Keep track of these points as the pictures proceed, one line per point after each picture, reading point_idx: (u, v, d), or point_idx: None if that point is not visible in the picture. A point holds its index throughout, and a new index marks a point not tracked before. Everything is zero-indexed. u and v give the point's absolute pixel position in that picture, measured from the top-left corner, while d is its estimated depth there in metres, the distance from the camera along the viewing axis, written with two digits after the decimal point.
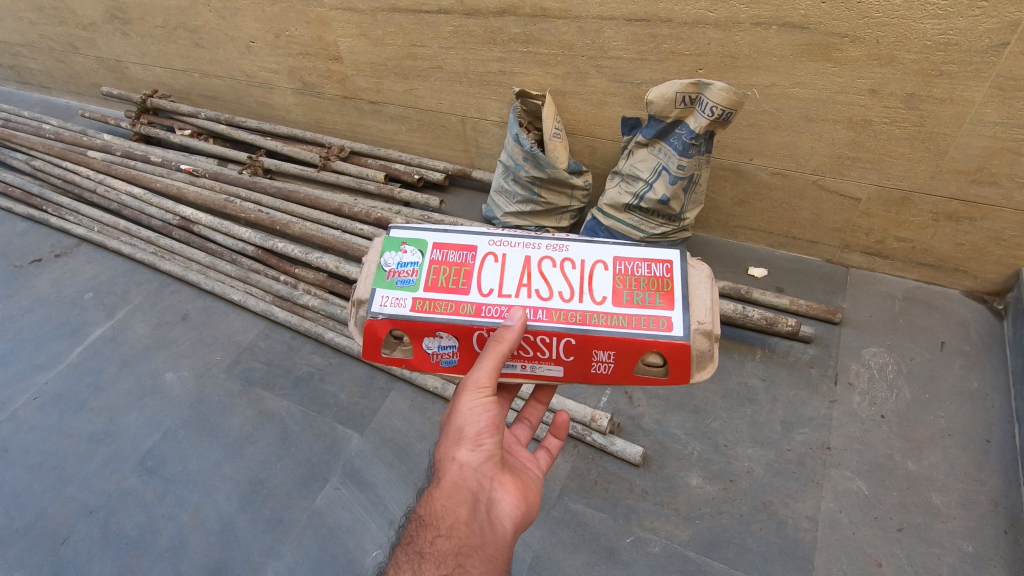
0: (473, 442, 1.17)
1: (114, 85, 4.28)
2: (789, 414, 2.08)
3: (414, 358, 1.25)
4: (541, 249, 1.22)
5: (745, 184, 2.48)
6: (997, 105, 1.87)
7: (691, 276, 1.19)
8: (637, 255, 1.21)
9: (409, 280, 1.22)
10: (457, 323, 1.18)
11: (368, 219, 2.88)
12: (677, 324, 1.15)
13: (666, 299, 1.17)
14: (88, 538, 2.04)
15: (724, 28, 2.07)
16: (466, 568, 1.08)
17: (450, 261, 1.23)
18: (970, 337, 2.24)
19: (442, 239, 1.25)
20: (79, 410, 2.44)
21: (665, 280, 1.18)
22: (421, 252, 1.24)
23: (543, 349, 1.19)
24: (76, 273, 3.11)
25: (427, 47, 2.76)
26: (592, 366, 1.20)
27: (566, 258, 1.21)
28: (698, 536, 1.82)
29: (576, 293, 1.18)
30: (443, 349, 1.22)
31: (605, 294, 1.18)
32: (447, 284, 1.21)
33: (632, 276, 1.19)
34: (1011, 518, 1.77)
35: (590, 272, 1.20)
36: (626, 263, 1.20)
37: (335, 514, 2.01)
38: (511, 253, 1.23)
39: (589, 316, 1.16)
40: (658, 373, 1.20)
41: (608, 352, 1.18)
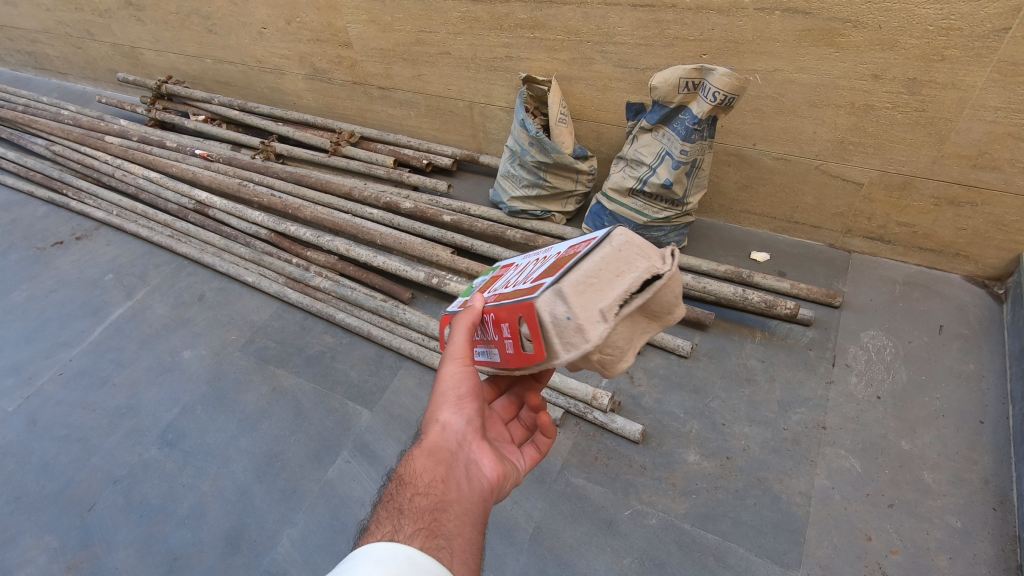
0: (454, 405, 1.23)
1: (129, 71, 4.36)
2: (787, 394, 2.13)
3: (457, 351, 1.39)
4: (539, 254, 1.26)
5: (748, 169, 2.50)
6: (999, 90, 1.88)
7: (608, 251, 1.02)
8: (580, 241, 1.09)
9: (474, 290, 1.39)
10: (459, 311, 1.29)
11: (378, 204, 2.94)
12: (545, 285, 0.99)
13: (555, 268, 1.03)
14: (113, 505, 2.14)
15: (728, 13, 2.09)
16: (443, 522, 1.06)
17: (501, 275, 1.35)
18: (969, 320, 2.27)
19: (509, 262, 1.39)
20: (102, 385, 2.55)
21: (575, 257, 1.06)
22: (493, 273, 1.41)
23: (492, 331, 1.17)
24: (96, 254, 3.21)
25: (435, 33, 2.79)
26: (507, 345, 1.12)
27: (546, 255, 1.20)
28: (694, 510, 1.89)
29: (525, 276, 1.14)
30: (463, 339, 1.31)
31: (535, 274, 1.10)
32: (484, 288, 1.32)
33: (560, 257, 1.08)
34: (1000, 495, 1.82)
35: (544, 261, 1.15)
36: (573, 247, 1.11)
37: (346, 485, 2.10)
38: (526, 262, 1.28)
39: (510, 291, 1.12)
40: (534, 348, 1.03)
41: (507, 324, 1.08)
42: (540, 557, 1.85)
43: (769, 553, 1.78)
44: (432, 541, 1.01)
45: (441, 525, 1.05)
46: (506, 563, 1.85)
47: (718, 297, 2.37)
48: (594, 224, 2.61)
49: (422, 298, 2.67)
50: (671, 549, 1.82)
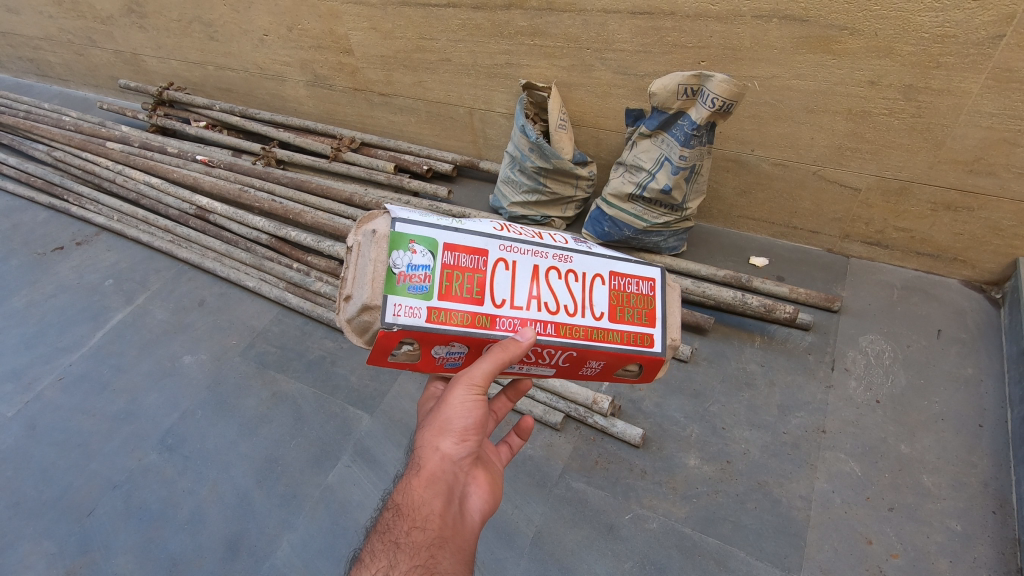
0: (458, 434, 1.16)
1: (131, 78, 4.38)
2: (786, 398, 2.14)
3: (419, 362, 1.20)
4: (549, 259, 1.24)
5: (746, 175, 2.52)
6: (994, 96, 1.90)
7: (669, 297, 1.33)
8: (630, 273, 1.29)
9: (422, 287, 1.13)
10: (471, 334, 1.16)
11: (378, 209, 2.95)
12: (658, 341, 1.29)
13: (649, 316, 1.29)
14: (112, 510, 2.14)
15: (726, 21, 2.11)
16: (439, 559, 1.04)
17: (463, 267, 1.17)
18: (967, 325, 2.28)
19: (455, 241, 1.17)
20: (101, 390, 2.55)
21: (649, 298, 1.30)
22: (432, 254, 1.15)
23: (544, 358, 1.25)
24: (96, 260, 3.22)
25: (436, 40, 2.82)
26: (582, 369, 1.32)
27: (571, 271, 1.25)
28: (695, 514, 1.89)
29: (579, 307, 1.24)
30: (452, 354, 1.20)
31: (603, 310, 1.25)
32: (462, 294, 1.16)
33: (623, 293, 1.28)
34: (1000, 499, 1.83)
35: (590, 285, 1.26)
36: (621, 279, 1.28)
37: (346, 490, 2.10)
38: (521, 262, 1.22)
39: (592, 332, 1.23)
40: (632, 374, 1.36)
41: (603, 362, 1.28)
42: (541, 562, 1.85)
43: (770, 557, 1.78)
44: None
45: (438, 563, 1.04)
46: (506, 567, 1.85)
47: (718, 301, 2.40)
48: (594, 230, 2.59)
49: None
50: (671, 553, 1.82)
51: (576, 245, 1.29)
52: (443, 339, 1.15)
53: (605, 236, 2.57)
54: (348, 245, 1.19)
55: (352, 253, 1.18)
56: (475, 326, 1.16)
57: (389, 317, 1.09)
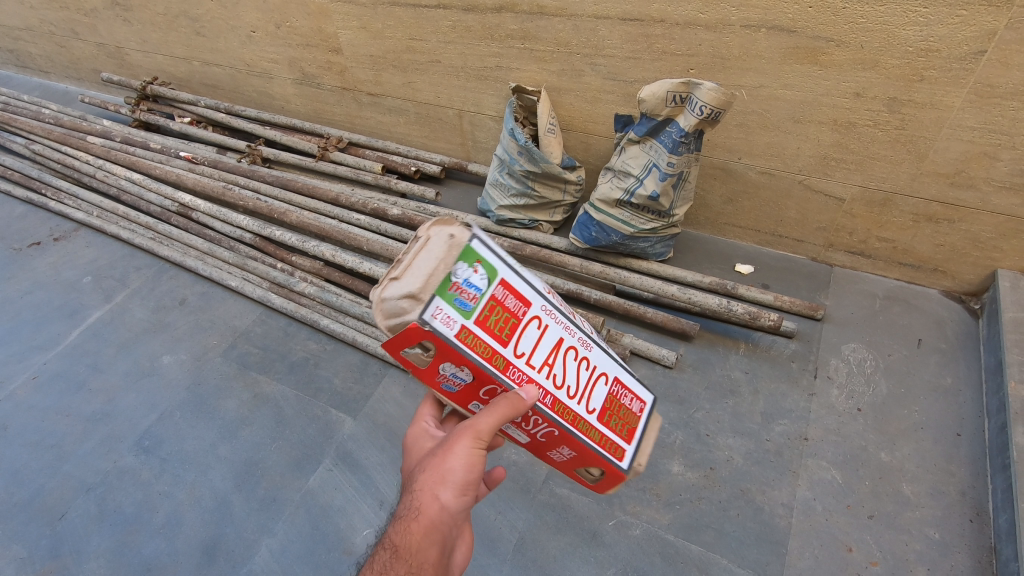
0: (458, 488, 1.07)
1: (114, 72, 4.31)
2: (770, 406, 2.15)
3: (423, 368, 0.93)
4: (574, 338, 1.05)
5: (733, 183, 2.54)
6: (975, 110, 1.93)
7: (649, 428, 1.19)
8: (628, 384, 1.17)
9: (467, 304, 0.86)
10: (484, 371, 0.91)
11: (365, 210, 2.93)
12: (627, 456, 1.11)
13: (631, 432, 1.13)
14: (85, 513, 2.09)
15: (715, 30, 2.12)
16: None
17: (507, 304, 0.91)
18: (946, 334, 2.32)
19: (514, 275, 0.92)
20: (77, 390, 2.49)
21: (633, 416, 1.16)
22: (490, 278, 0.88)
23: (526, 424, 1.02)
24: (74, 256, 3.15)
25: (426, 41, 2.80)
26: (549, 451, 1.11)
27: (590, 359, 1.07)
28: (678, 521, 1.89)
29: (579, 393, 1.04)
30: (456, 377, 0.95)
31: (596, 406, 1.06)
32: (495, 329, 0.91)
33: (618, 399, 1.12)
34: (977, 507, 1.85)
35: (595, 379, 1.08)
36: (620, 388, 1.14)
37: (327, 494, 2.07)
38: (552, 326, 1.00)
39: (579, 420, 1.03)
40: (588, 480, 1.16)
41: (572, 454, 1.08)
42: (523, 569, 1.84)
43: (751, 564, 1.78)
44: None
45: None
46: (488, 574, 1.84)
47: (704, 308, 2.40)
48: (581, 234, 2.59)
49: None
50: (654, 560, 1.82)
51: (599, 336, 1.12)
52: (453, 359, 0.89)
53: (593, 240, 2.56)
54: None
55: None
56: (490, 365, 0.90)
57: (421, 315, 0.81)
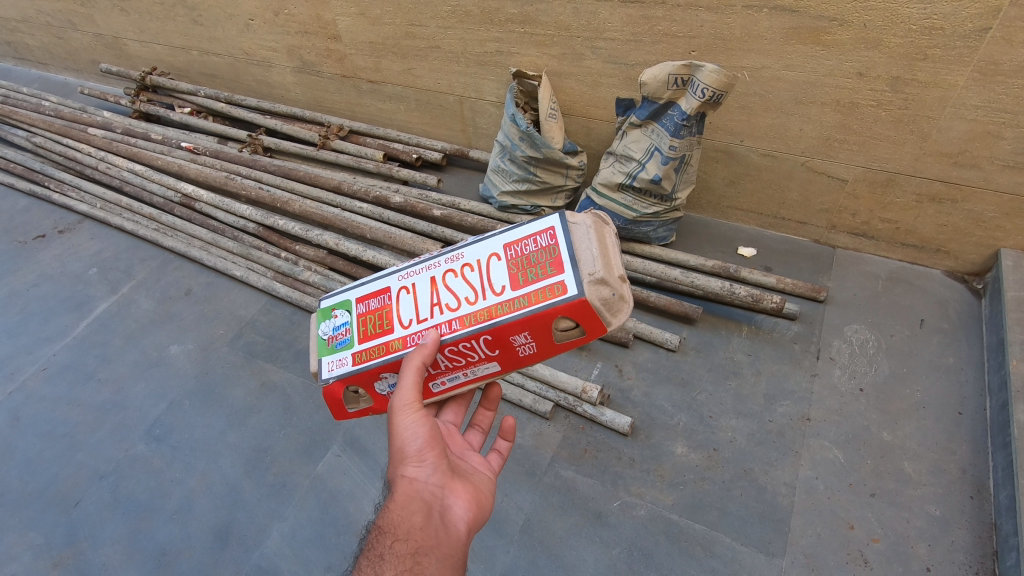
0: (416, 457, 1.20)
1: (113, 62, 4.29)
2: (772, 387, 2.17)
3: (375, 403, 1.35)
4: (442, 266, 1.22)
5: (735, 165, 2.53)
6: (979, 89, 1.92)
7: (575, 234, 1.11)
8: (522, 235, 1.15)
9: (345, 340, 1.30)
10: (390, 361, 1.23)
11: (367, 198, 2.94)
12: (571, 284, 1.07)
13: (556, 263, 1.09)
14: (99, 500, 2.13)
15: (717, 11, 2.11)
16: (424, 564, 1.07)
17: (373, 310, 1.28)
18: (949, 314, 2.32)
19: (361, 293, 1.31)
20: (86, 381, 2.52)
21: (553, 247, 1.11)
22: (349, 312, 1.32)
23: (470, 354, 1.18)
24: (79, 249, 3.16)
25: (425, 27, 2.79)
26: (517, 351, 1.16)
27: (465, 264, 1.19)
28: (682, 501, 1.92)
29: (479, 292, 1.16)
30: (392, 385, 1.29)
31: (505, 283, 1.13)
32: (376, 331, 1.26)
33: (522, 258, 1.13)
34: (978, 484, 1.87)
35: (487, 268, 1.16)
36: (516, 246, 1.14)
37: (336, 479, 2.11)
38: (420, 281, 1.23)
39: (495, 310, 1.12)
40: (577, 334, 1.13)
41: (524, 333, 1.12)
42: (530, 549, 1.87)
43: (755, 543, 1.81)
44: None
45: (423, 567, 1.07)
46: (496, 555, 1.87)
47: (706, 291, 2.41)
48: None
49: None
50: (658, 539, 1.85)
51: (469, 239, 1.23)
52: (369, 376, 1.27)
53: None
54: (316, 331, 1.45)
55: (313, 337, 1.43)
56: (389, 352, 1.22)
57: (326, 374, 1.31)
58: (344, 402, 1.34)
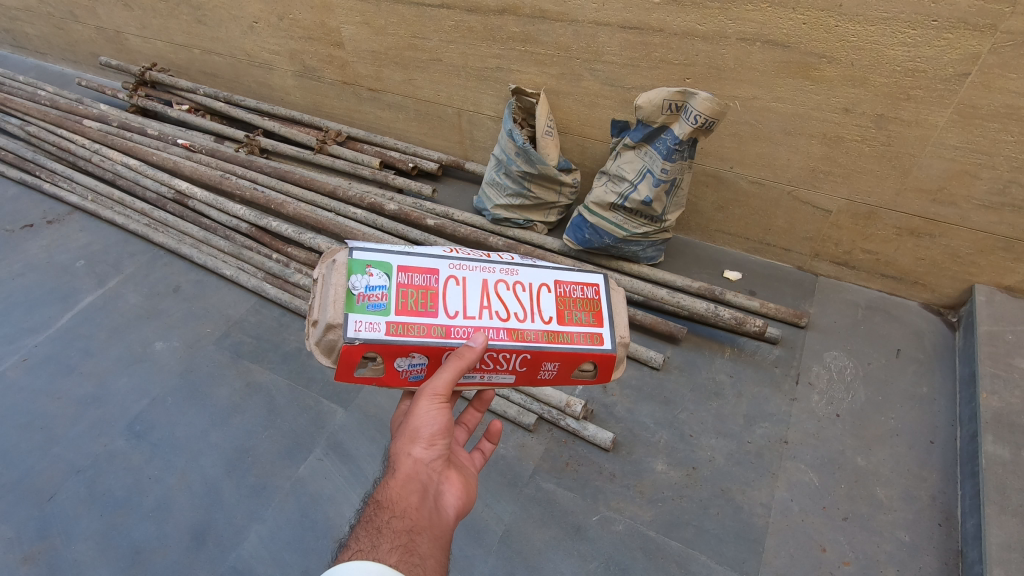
0: (427, 439, 1.20)
1: (112, 56, 4.29)
2: (752, 409, 2.22)
3: (384, 376, 1.26)
4: (496, 273, 1.32)
5: (724, 190, 2.60)
6: (958, 130, 2.01)
7: (613, 299, 1.39)
8: (573, 281, 1.36)
9: (380, 305, 1.21)
10: (430, 345, 1.22)
11: (362, 204, 2.97)
12: (607, 338, 1.33)
13: (597, 316, 1.35)
14: (74, 495, 2.10)
15: (712, 41, 2.18)
16: (418, 543, 1.06)
17: (417, 285, 1.25)
18: (925, 345, 2.39)
19: (407, 263, 1.26)
20: (68, 373, 2.49)
21: (595, 302, 1.36)
22: (388, 277, 1.24)
23: (502, 363, 1.29)
24: (67, 240, 3.14)
25: (428, 40, 2.84)
26: (539, 374, 1.34)
27: (518, 282, 1.33)
28: (659, 518, 1.95)
29: (528, 313, 1.30)
30: (414, 366, 1.25)
31: (551, 314, 1.32)
32: (417, 309, 1.23)
33: (570, 299, 1.34)
34: (946, 512, 1.92)
35: (538, 296, 1.33)
36: (566, 287, 1.35)
37: (317, 483, 2.10)
38: (470, 278, 1.30)
39: (541, 334, 1.29)
40: (589, 376, 1.38)
41: (557, 362, 1.32)
42: (509, 560, 1.88)
43: (729, 561, 1.84)
44: (407, 561, 1.02)
45: (417, 546, 1.06)
46: (474, 564, 1.87)
47: (691, 312, 2.46)
48: (575, 236, 2.62)
49: None
50: (635, 554, 1.87)
51: (522, 260, 1.37)
52: (401, 351, 1.21)
53: (585, 242, 2.59)
54: (313, 277, 1.28)
55: (316, 285, 1.26)
56: (432, 335, 1.22)
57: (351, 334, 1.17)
58: (351, 366, 1.20)
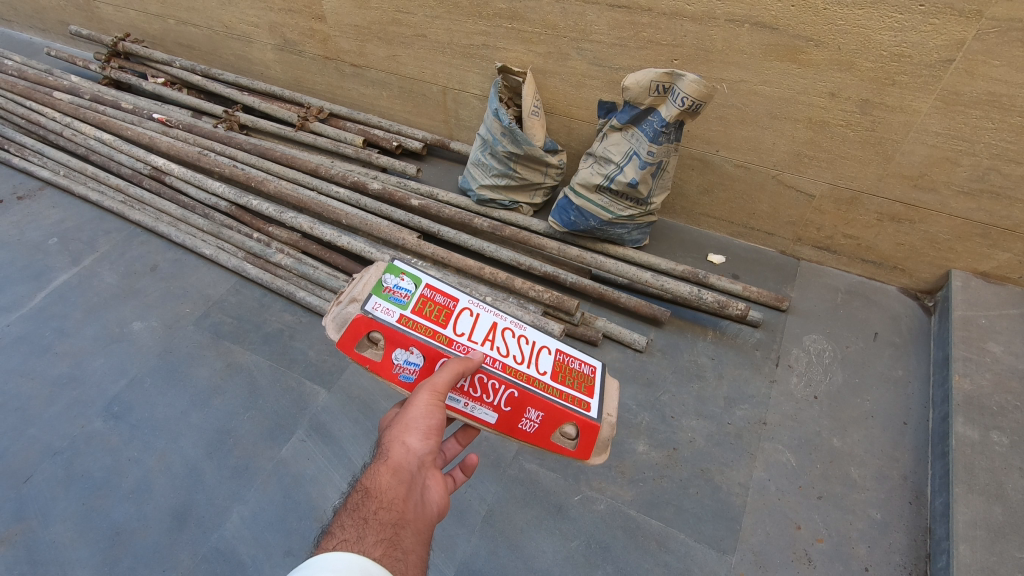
0: (423, 432, 1.19)
1: (83, 25, 4.13)
2: (732, 391, 2.25)
3: (379, 362, 1.24)
4: (507, 319, 1.33)
5: (710, 174, 2.60)
6: (941, 116, 2.02)
7: (607, 387, 1.40)
8: (574, 353, 1.39)
9: (401, 299, 1.23)
10: (431, 346, 1.21)
11: (344, 182, 2.91)
12: (594, 407, 1.31)
13: (589, 389, 1.34)
14: (51, 477, 2.07)
15: (701, 22, 2.16)
16: (402, 536, 1.06)
17: (437, 300, 1.26)
18: (901, 329, 2.44)
19: (437, 281, 1.29)
20: (41, 354, 2.44)
21: (589, 378, 1.37)
22: (417, 283, 1.27)
23: (487, 393, 1.26)
24: (39, 216, 3.05)
25: (412, 14, 2.77)
26: (520, 422, 1.29)
27: (524, 333, 1.33)
28: (640, 497, 1.98)
29: (525, 359, 1.29)
30: (409, 363, 1.23)
31: (547, 369, 1.31)
32: (430, 316, 1.24)
33: (567, 365, 1.35)
34: (916, 491, 1.98)
35: (539, 351, 1.33)
36: (565, 355, 1.36)
37: (299, 464, 2.10)
38: (485, 314, 1.31)
39: (534, 379, 1.27)
40: (568, 444, 1.33)
41: (541, 414, 1.27)
42: (491, 539, 1.90)
43: (707, 539, 1.88)
44: (391, 554, 1.01)
45: (401, 540, 1.06)
46: (457, 544, 1.89)
47: (675, 295, 2.46)
48: (561, 218, 2.61)
49: None
50: (616, 533, 1.90)
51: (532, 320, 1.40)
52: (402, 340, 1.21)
53: (571, 225, 2.59)
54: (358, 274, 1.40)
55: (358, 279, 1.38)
56: (436, 339, 1.21)
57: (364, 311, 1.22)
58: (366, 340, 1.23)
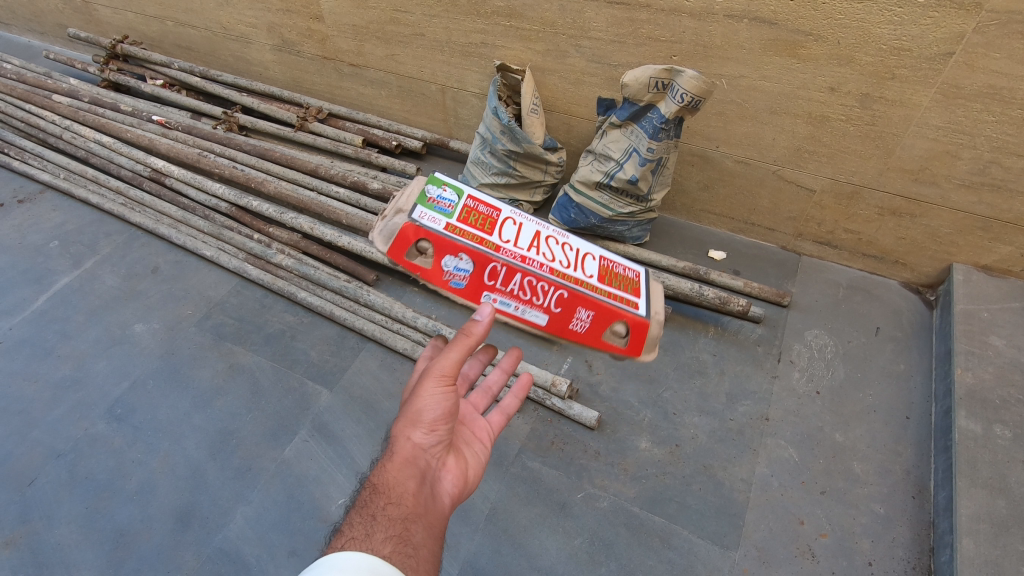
0: (428, 424, 1.18)
1: (81, 28, 4.12)
2: (734, 387, 2.25)
3: (429, 272, 1.10)
4: (550, 227, 1.21)
5: (710, 170, 2.60)
6: (941, 110, 2.02)
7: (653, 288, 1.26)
8: (617, 258, 1.26)
9: (446, 209, 1.11)
10: (481, 251, 1.09)
11: (344, 182, 2.91)
12: (643, 305, 1.19)
13: (636, 288, 1.22)
14: (55, 479, 2.08)
15: (699, 18, 2.15)
16: (412, 532, 1.05)
17: (483, 210, 1.15)
18: (903, 323, 2.44)
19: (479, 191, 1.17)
20: (44, 357, 2.44)
21: (633, 279, 1.23)
22: (459, 194, 1.14)
23: (536, 294, 1.13)
24: (40, 219, 3.05)
25: (410, 13, 2.77)
26: (571, 324, 1.15)
27: (567, 240, 1.21)
28: (643, 494, 1.98)
29: (572, 263, 1.17)
30: (460, 271, 1.10)
31: (594, 272, 1.18)
32: (478, 224, 1.12)
33: (612, 264, 1.22)
34: (919, 485, 1.98)
35: (583, 256, 1.20)
36: (609, 259, 1.24)
37: (302, 464, 2.10)
38: (529, 223, 1.18)
39: (582, 281, 1.15)
40: (618, 343, 1.18)
41: (592, 314, 1.14)
42: (494, 537, 1.90)
43: (710, 535, 1.88)
44: (401, 551, 1.00)
45: (411, 535, 1.05)
46: (460, 542, 1.89)
47: (676, 292, 2.46)
48: (561, 216, 2.59)
49: (387, 280, 2.68)
50: (619, 530, 1.90)
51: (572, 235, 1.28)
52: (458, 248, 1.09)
53: (571, 223, 2.58)
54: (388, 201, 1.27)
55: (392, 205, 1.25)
56: (484, 244, 1.10)
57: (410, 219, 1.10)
58: (419, 251, 1.07)
